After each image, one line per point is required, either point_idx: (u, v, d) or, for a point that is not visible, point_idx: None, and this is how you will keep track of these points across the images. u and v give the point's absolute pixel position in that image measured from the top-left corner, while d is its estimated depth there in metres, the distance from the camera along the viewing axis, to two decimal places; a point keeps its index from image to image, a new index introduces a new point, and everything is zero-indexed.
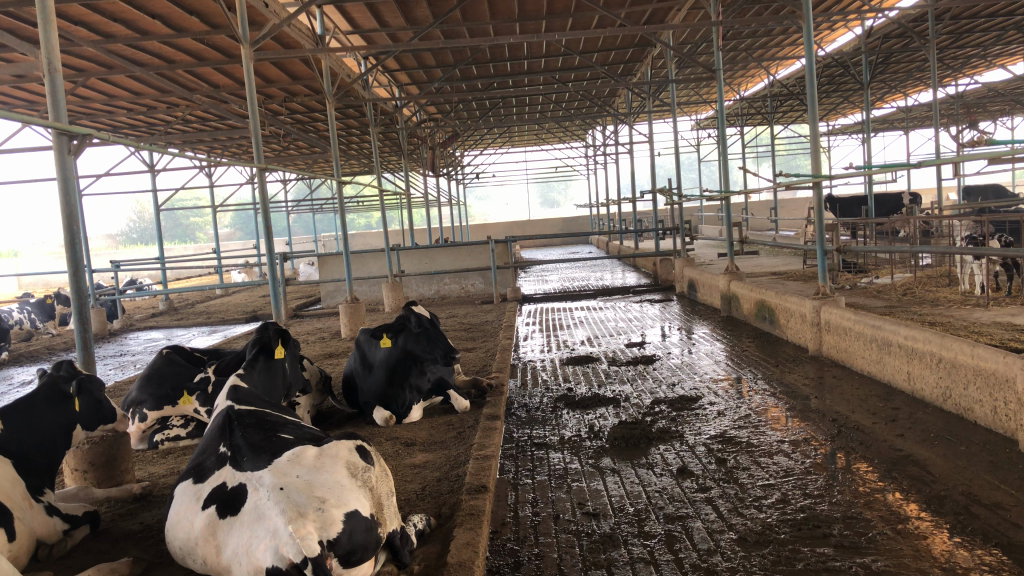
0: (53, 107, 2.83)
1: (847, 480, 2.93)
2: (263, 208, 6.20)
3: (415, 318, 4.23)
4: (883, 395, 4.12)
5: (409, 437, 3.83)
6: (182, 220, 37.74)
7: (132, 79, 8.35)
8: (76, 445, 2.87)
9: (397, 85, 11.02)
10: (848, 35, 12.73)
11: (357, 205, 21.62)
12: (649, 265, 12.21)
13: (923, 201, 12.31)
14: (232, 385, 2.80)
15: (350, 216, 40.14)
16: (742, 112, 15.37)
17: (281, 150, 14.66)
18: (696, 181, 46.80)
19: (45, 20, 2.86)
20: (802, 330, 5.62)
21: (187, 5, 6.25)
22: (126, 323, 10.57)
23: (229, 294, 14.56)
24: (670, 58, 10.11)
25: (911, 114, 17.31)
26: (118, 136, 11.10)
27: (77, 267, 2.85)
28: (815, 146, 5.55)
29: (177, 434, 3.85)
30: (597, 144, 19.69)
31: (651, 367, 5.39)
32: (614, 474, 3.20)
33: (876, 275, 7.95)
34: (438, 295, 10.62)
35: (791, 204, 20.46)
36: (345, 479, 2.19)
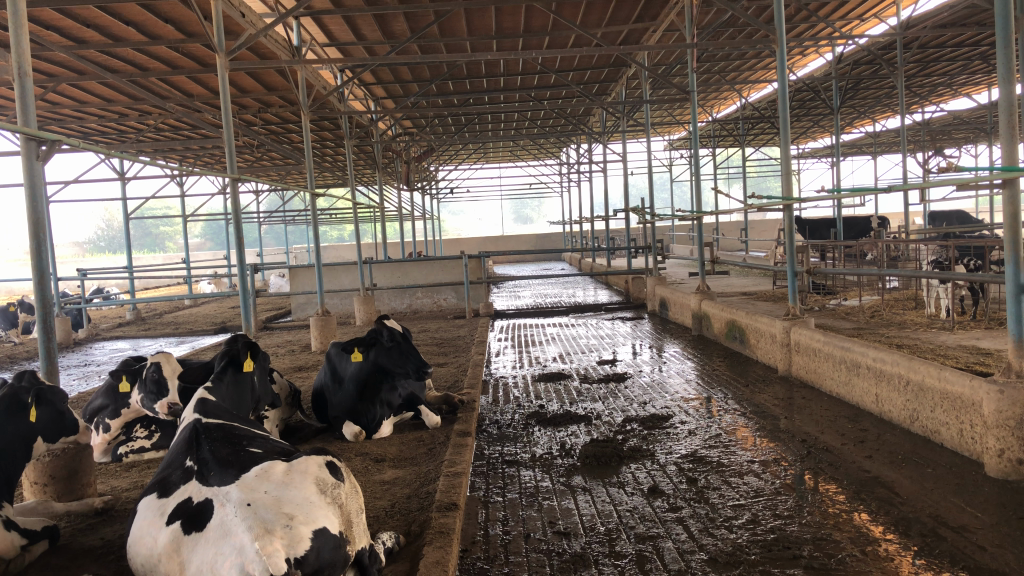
0: (22, 112, 2.78)
1: (816, 501, 2.94)
2: (235, 218, 6.11)
3: (387, 333, 4.18)
4: (852, 417, 4.16)
5: (378, 452, 3.79)
6: (151, 229, 37.36)
7: (104, 86, 8.25)
8: (36, 457, 2.80)
9: (373, 99, 11.01)
10: (819, 60, 12.95)
11: (330, 217, 21.53)
12: (621, 283, 12.26)
13: (890, 225, 12.52)
14: (199, 399, 2.76)
15: (322, 229, 39.94)
16: (715, 133, 15.55)
17: (253, 160, 14.56)
18: (668, 200, 47.25)
19: (16, 23, 2.81)
20: (771, 350, 5.67)
21: (163, 13, 6.21)
22: (91, 332, 10.40)
23: (197, 304, 14.39)
24: (645, 79, 10.21)
25: (879, 139, 17.62)
26: (88, 143, 10.96)
27: (42, 274, 2.80)
28: (787, 169, 5.62)
29: (142, 446, 3.77)
30: (571, 162, 19.80)
31: (622, 385, 5.40)
32: (585, 492, 3.19)
33: (844, 297, 8.06)
34: (409, 309, 10.57)
35: (761, 224, 20.71)
36: (314, 495, 2.15)
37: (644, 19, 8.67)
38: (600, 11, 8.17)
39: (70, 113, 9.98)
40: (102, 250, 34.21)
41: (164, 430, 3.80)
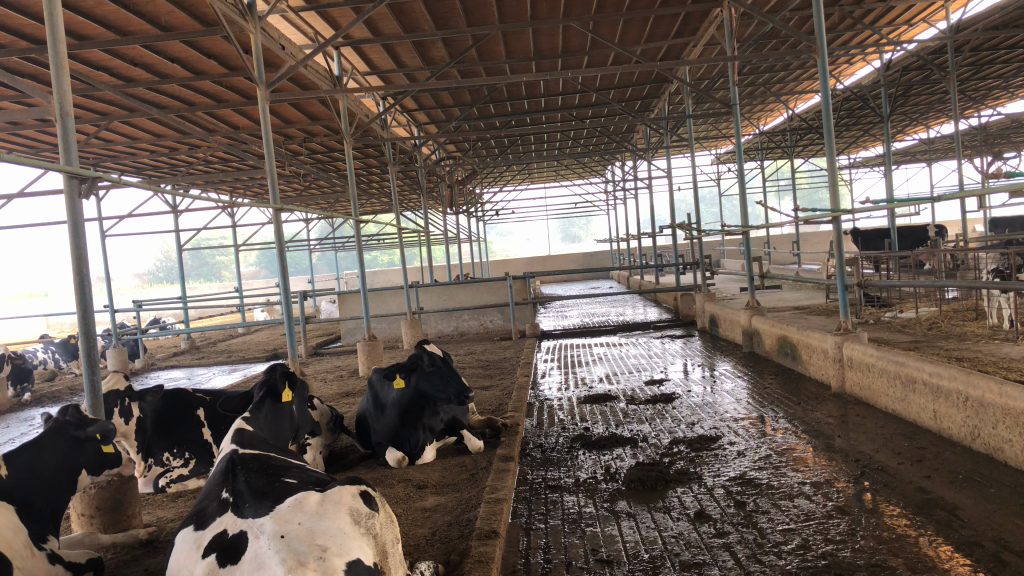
0: (64, 151, 2.86)
1: (870, 524, 2.82)
2: (279, 246, 6.18)
3: (427, 357, 4.17)
4: (909, 435, 4.00)
5: (421, 479, 3.77)
6: (207, 259, 38.35)
7: (154, 122, 8.48)
8: (82, 490, 2.84)
9: (416, 124, 11.13)
10: (867, 68, 12.70)
11: (378, 243, 21.76)
12: (670, 300, 12.12)
13: (948, 234, 12.18)
14: (237, 429, 2.78)
15: (372, 254, 40.49)
16: (761, 146, 15.34)
17: (301, 189, 14.83)
18: (717, 215, 46.85)
19: (57, 65, 2.89)
20: (824, 366, 5.51)
21: (206, 49, 6.36)
22: (148, 362, 10.64)
23: (250, 332, 14.65)
24: (687, 94, 10.09)
25: (934, 145, 17.18)
26: (142, 177, 11.28)
27: (85, 310, 2.85)
28: (835, 180, 5.46)
29: (181, 474, 3.85)
30: (616, 180, 19.72)
31: (670, 405, 5.29)
32: (629, 518, 3.11)
33: (900, 309, 7.82)
34: (457, 331, 10.53)
35: (814, 237, 20.34)
36: (348, 526, 2.13)
37: (684, 34, 8.60)
38: (639, 29, 8.14)
39: (124, 150, 10.28)
40: (160, 281, 35.20)
41: (199, 457, 3.89)
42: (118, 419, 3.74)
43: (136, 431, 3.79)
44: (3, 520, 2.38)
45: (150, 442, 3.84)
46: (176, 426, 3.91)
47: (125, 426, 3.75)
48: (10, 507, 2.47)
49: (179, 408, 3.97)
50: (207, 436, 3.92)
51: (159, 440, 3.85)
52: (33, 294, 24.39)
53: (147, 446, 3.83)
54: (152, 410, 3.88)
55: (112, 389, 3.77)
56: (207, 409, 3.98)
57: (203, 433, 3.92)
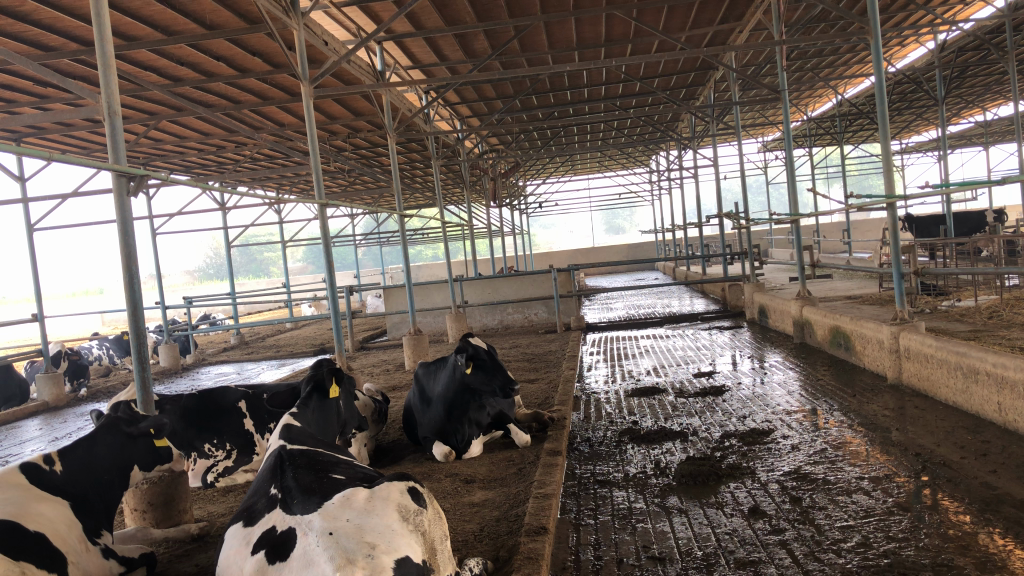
0: (113, 150, 2.89)
1: (935, 522, 2.71)
2: (325, 241, 6.19)
3: (473, 350, 4.19)
4: (971, 428, 3.85)
5: (468, 473, 3.74)
6: (255, 256, 39.04)
7: (201, 120, 8.59)
8: (135, 485, 2.87)
9: (458, 118, 11.12)
10: (920, 49, 12.33)
11: (422, 237, 21.83)
12: (718, 291, 11.92)
13: (1008, 219, 11.78)
14: (285, 426, 2.78)
15: (417, 249, 40.84)
16: (810, 133, 15.01)
17: (346, 185, 14.94)
18: (765, 203, 46.16)
19: (104, 64, 2.92)
20: (879, 357, 5.37)
21: (251, 47, 6.41)
22: (199, 358, 10.83)
23: (298, 326, 14.83)
24: (733, 80, 9.91)
25: (991, 128, 16.63)
26: (191, 176, 11.46)
27: (136, 307, 2.88)
28: (888, 166, 5.29)
29: (226, 466, 3.91)
30: (661, 170, 19.49)
31: (720, 399, 5.18)
32: (681, 514, 3.04)
33: (958, 297, 7.59)
34: (502, 325, 10.52)
35: (865, 225, 19.89)
36: (396, 522, 2.11)
37: (730, 19, 8.43)
38: (684, 14, 7.97)
39: (172, 149, 10.45)
40: (210, 278, 35.92)
41: (241, 448, 3.94)
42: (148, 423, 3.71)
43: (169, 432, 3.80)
44: (57, 516, 2.42)
45: (188, 437, 3.84)
46: (215, 419, 3.92)
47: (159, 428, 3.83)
48: (64, 504, 2.51)
49: (218, 402, 3.97)
50: (249, 427, 3.97)
51: (197, 434, 3.86)
52: (88, 291, 25.09)
53: (185, 443, 3.85)
54: (178, 410, 3.88)
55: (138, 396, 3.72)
56: (249, 400, 4.01)
57: (246, 424, 3.97)
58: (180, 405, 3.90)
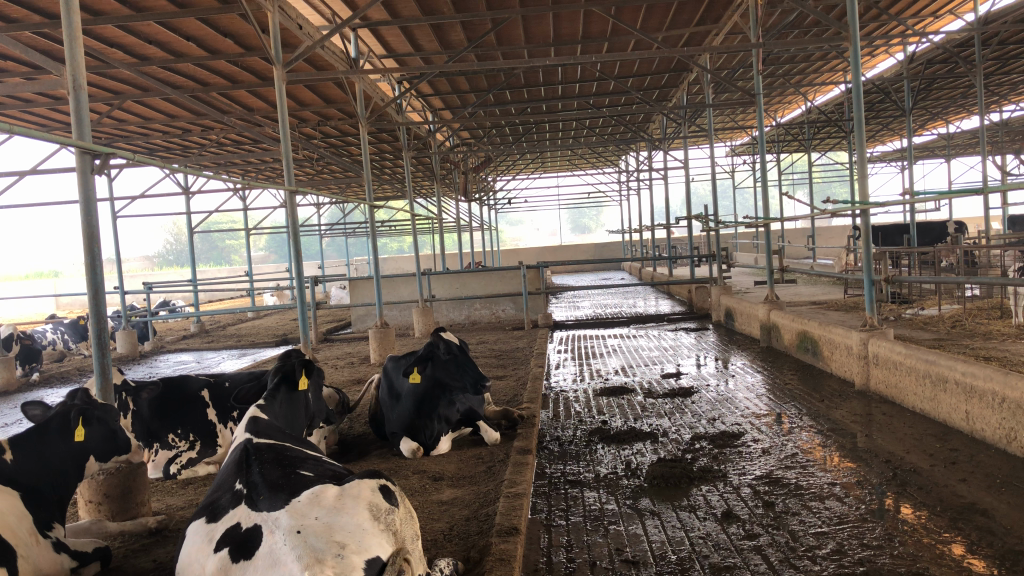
0: (77, 126, 2.77)
1: (909, 530, 2.71)
2: (292, 229, 6.03)
3: (444, 345, 4.09)
4: (940, 436, 3.88)
5: (437, 471, 3.67)
6: (217, 243, 38.56)
7: (167, 101, 8.37)
8: (90, 476, 2.74)
9: (431, 110, 11.03)
10: (889, 60, 12.50)
11: (389, 229, 21.63)
12: (685, 293, 11.98)
13: (968, 230, 12.00)
14: (251, 418, 2.68)
15: (382, 241, 40.65)
16: (778, 139, 15.16)
17: (313, 174, 14.73)
18: (730, 207, 46.74)
19: (70, 36, 2.80)
20: (847, 362, 5.39)
21: (222, 28, 6.25)
22: (158, 345, 10.59)
23: (261, 316, 14.60)
24: (707, 83, 9.92)
25: (954, 140, 16.92)
26: (154, 159, 11.20)
27: (97, 291, 2.76)
28: (861, 173, 5.30)
29: (190, 458, 3.77)
30: (630, 170, 19.54)
31: (689, 400, 5.16)
32: (654, 517, 3.00)
33: (922, 306, 7.69)
34: (468, 320, 10.44)
35: (828, 232, 20.19)
36: (367, 522, 2.03)
37: (707, 21, 8.44)
38: (662, 14, 7.95)
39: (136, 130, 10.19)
40: (170, 264, 35.34)
41: (205, 440, 3.83)
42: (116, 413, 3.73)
43: (134, 421, 3.77)
44: (5, 508, 2.29)
45: (151, 427, 3.78)
46: (179, 410, 3.84)
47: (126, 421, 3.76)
48: (14, 494, 2.38)
49: (182, 392, 3.89)
50: (211, 417, 3.87)
51: (160, 425, 3.78)
52: (43, 273, 24.48)
53: (149, 433, 3.78)
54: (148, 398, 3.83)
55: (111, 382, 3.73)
56: (212, 390, 3.92)
57: (208, 414, 3.87)
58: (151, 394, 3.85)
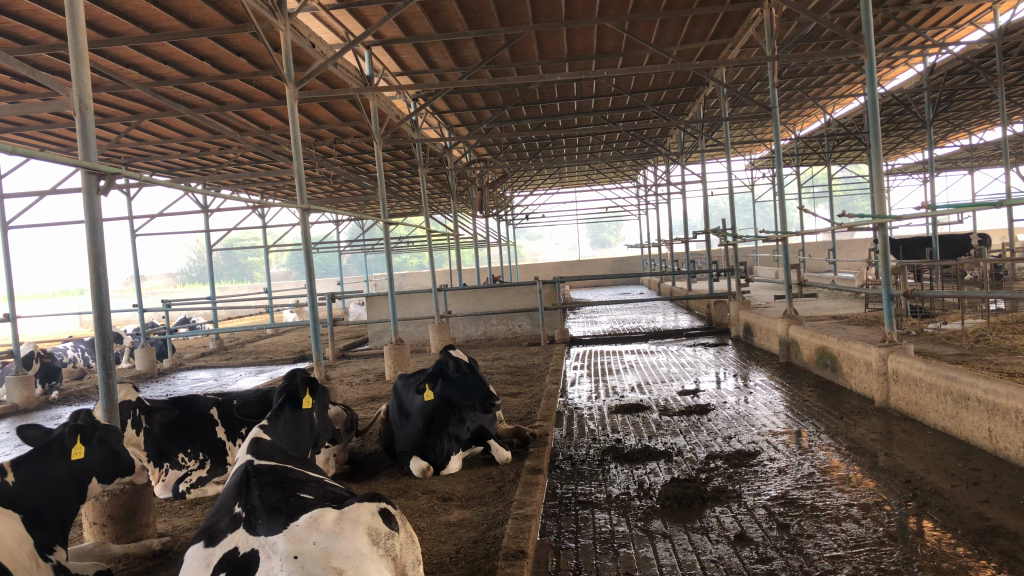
0: (83, 147, 2.77)
1: (928, 554, 2.62)
2: (305, 247, 6.01)
3: (453, 364, 3.97)
4: (962, 455, 3.78)
5: (446, 491, 3.62)
6: (239, 260, 38.89)
7: (184, 121, 8.45)
8: (93, 497, 2.73)
9: (446, 126, 11.06)
10: (909, 72, 12.39)
11: (407, 245, 21.70)
12: (704, 307, 11.89)
13: (993, 242, 11.82)
14: (253, 438, 2.66)
15: (402, 258, 40.82)
16: (796, 152, 15.06)
17: (332, 191, 14.82)
18: (749, 221, 46.55)
19: (76, 56, 2.80)
20: (867, 379, 5.30)
21: (236, 47, 6.30)
22: (176, 363, 10.66)
23: (279, 333, 14.66)
24: (723, 96, 9.85)
25: (977, 152, 16.72)
26: (174, 177, 11.31)
27: (102, 310, 2.75)
28: (880, 187, 5.21)
29: (199, 477, 3.76)
30: (648, 185, 19.51)
31: (705, 418, 5.08)
32: (665, 539, 2.94)
33: (944, 320, 7.57)
34: (485, 336, 10.41)
35: (849, 244, 20.00)
36: (366, 547, 1.97)
37: (722, 35, 8.41)
38: (676, 28, 7.93)
39: (154, 149, 10.28)
40: (192, 281, 35.70)
41: (215, 459, 3.82)
42: (130, 430, 3.66)
43: (145, 440, 3.70)
44: (5, 531, 2.27)
45: (163, 447, 3.74)
46: (189, 430, 3.82)
47: (133, 435, 3.66)
48: (15, 517, 2.36)
49: (192, 411, 3.87)
50: (221, 436, 3.86)
51: (172, 444, 3.76)
52: (68, 291, 24.83)
53: (160, 453, 3.74)
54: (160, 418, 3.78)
55: (125, 399, 3.66)
56: (221, 408, 3.90)
57: (218, 432, 3.86)
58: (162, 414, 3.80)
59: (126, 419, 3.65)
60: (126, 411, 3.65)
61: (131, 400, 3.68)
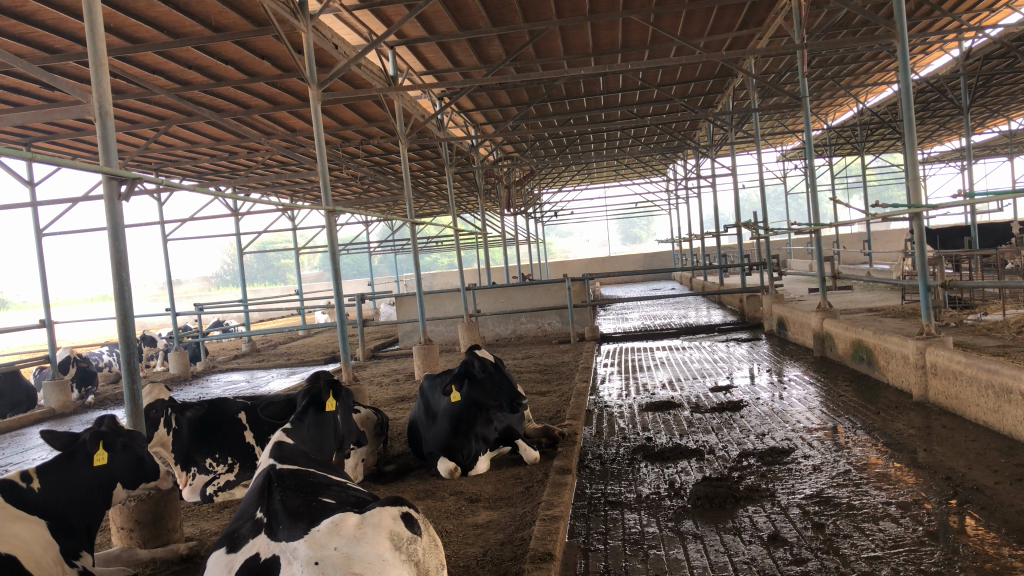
0: (104, 153, 2.77)
1: (971, 553, 2.53)
2: (331, 249, 5.99)
3: (479, 364, 4.02)
4: (1005, 450, 3.66)
5: (474, 492, 3.59)
6: (272, 262, 39.32)
7: (211, 125, 8.52)
8: (120, 502, 2.74)
9: (473, 124, 11.04)
10: (944, 57, 12.13)
11: (436, 244, 21.74)
12: (736, 302, 11.73)
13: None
14: (276, 442, 2.65)
15: (432, 258, 40.99)
16: (829, 142, 14.83)
17: (360, 192, 14.88)
18: (782, 213, 46.04)
19: (97, 63, 2.81)
20: (904, 373, 5.16)
21: (259, 50, 6.32)
22: (209, 365, 10.76)
23: (311, 334, 14.75)
24: (752, 88, 9.71)
25: (1016, 138, 16.34)
26: (204, 182, 11.42)
27: (125, 316, 2.76)
28: (914, 176, 5.07)
29: (227, 480, 3.74)
30: (678, 179, 19.34)
31: (738, 414, 4.99)
32: (696, 540, 2.87)
33: (985, 311, 7.38)
34: (514, 334, 10.36)
35: (885, 235, 19.66)
36: (388, 551, 1.93)
37: (749, 25, 8.29)
38: (702, 19, 7.82)
39: (183, 154, 10.37)
40: (226, 284, 36.14)
41: (243, 462, 3.79)
42: (161, 429, 3.75)
43: (173, 441, 3.76)
44: (32, 537, 2.29)
45: (189, 451, 3.76)
46: (217, 434, 3.82)
47: (162, 435, 3.74)
48: (42, 522, 2.38)
49: (220, 415, 3.89)
50: (250, 440, 3.84)
51: (199, 448, 3.76)
52: (106, 296, 25.26)
53: (186, 457, 3.76)
54: (190, 422, 3.83)
55: (158, 398, 3.80)
56: (249, 413, 3.89)
57: (246, 437, 3.85)
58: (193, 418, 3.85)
59: (159, 417, 3.77)
60: (158, 409, 3.77)
61: (163, 399, 3.82)
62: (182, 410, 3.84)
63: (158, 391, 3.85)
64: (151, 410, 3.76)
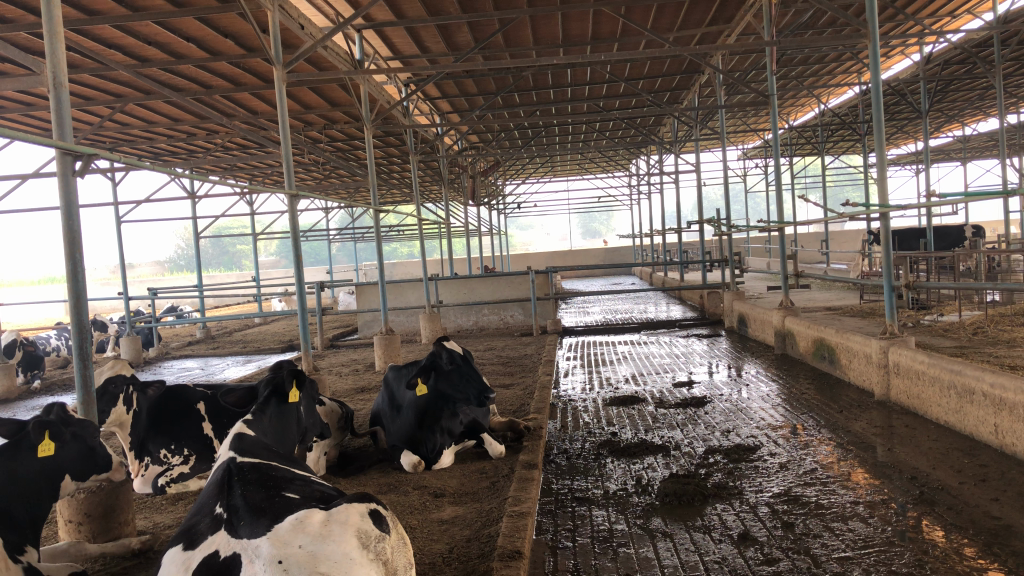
0: (58, 127, 2.62)
1: (940, 555, 2.53)
2: (293, 234, 5.83)
3: (446, 355, 3.91)
4: (967, 450, 3.69)
5: (438, 486, 3.51)
6: (228, 248, 38.70)
7: (169, 104, 8.28)
8: (68, 495, 2.61)
9: (438, 112, 10.91)
10: (905, 61, 12.30)
11: (397, 233, 21.55)
12: (697, 298, 11.80)
13: (987, 234, 11.76)
14: (236, 434, 2.54)
15: (392, 247, 40.69)
16: (791, 142, 14.98)
17: (321, 177, 14.65)
18: (743, 211, 46.57)
19: (50, 30, 2.65)
20: (866, 372, 5.20)
21: (222, 28, 6.14)
22: (162, 351, 10.51)
23: (268, 321, 14.51)
24: (719, 84, 9.74)
25: (970, 143, 16.69)
26: (160, 163, 11.13)
27: (78, 298, 2.60)
28: (882, 175, 5.07)
29: (181, 472, 3.60)
30: (641, 173, 19.41)
31: (702, 411, 4.98)
32: (665, 538, 2.83)
33: (941, 312, 7.49)
34: (477, 326, 10.28)
35: (842, 235, 19.97)
36: (355, 551, 1.84)
37: (719, 21, 8.32)
38: (673, 12, 7.78)
39: (140, 133, 10.09)
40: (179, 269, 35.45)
41: (200, 454, 3.63)
42: (120, 407, 3.62)
43: (131, 424, 3.65)
44: None
45: (145, 439, 3.64)
46: (174, 424, 3.67)
47: (121, 413, 3.62)
48: None
49: (180, 402, 3.74)
50: (208, 432, 3.68)
51: (154, 438, 3.63)
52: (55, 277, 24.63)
53: (141, 445, 3.65)
54: (149, 405, 3.71)
55: (118, 374, 3.66)
56: (208, 402, 3.73)
57: (204, 428, 3.69)
58: (151, 402, 3.72)
59: (119, 394, 3.63)
60: (117, 384, 3.63)
61: (124, 375, 3.67)
62: (143, 388, 3.71)
63: (120, 366, 3.73)
64: (110, 385, 3.61)
